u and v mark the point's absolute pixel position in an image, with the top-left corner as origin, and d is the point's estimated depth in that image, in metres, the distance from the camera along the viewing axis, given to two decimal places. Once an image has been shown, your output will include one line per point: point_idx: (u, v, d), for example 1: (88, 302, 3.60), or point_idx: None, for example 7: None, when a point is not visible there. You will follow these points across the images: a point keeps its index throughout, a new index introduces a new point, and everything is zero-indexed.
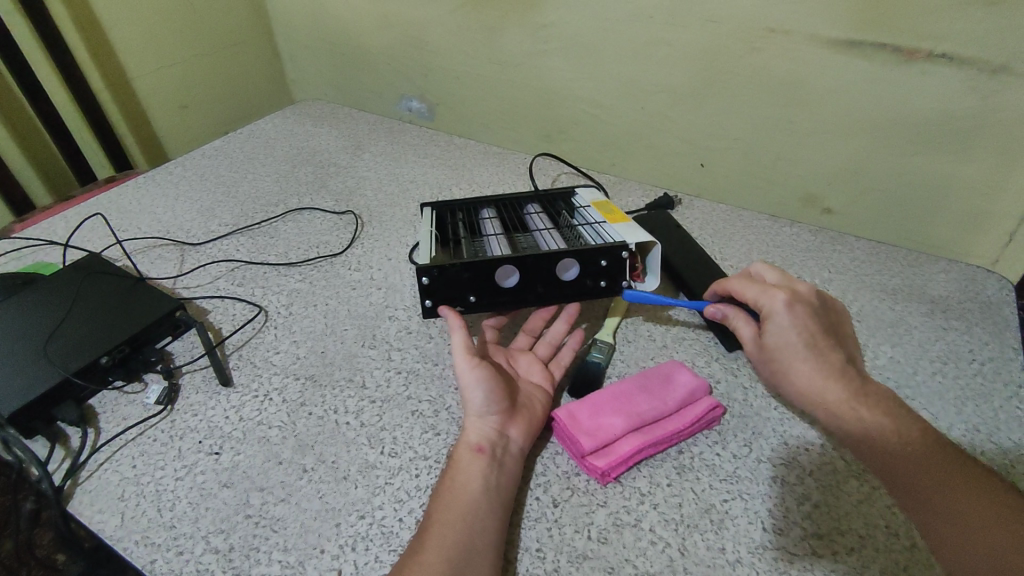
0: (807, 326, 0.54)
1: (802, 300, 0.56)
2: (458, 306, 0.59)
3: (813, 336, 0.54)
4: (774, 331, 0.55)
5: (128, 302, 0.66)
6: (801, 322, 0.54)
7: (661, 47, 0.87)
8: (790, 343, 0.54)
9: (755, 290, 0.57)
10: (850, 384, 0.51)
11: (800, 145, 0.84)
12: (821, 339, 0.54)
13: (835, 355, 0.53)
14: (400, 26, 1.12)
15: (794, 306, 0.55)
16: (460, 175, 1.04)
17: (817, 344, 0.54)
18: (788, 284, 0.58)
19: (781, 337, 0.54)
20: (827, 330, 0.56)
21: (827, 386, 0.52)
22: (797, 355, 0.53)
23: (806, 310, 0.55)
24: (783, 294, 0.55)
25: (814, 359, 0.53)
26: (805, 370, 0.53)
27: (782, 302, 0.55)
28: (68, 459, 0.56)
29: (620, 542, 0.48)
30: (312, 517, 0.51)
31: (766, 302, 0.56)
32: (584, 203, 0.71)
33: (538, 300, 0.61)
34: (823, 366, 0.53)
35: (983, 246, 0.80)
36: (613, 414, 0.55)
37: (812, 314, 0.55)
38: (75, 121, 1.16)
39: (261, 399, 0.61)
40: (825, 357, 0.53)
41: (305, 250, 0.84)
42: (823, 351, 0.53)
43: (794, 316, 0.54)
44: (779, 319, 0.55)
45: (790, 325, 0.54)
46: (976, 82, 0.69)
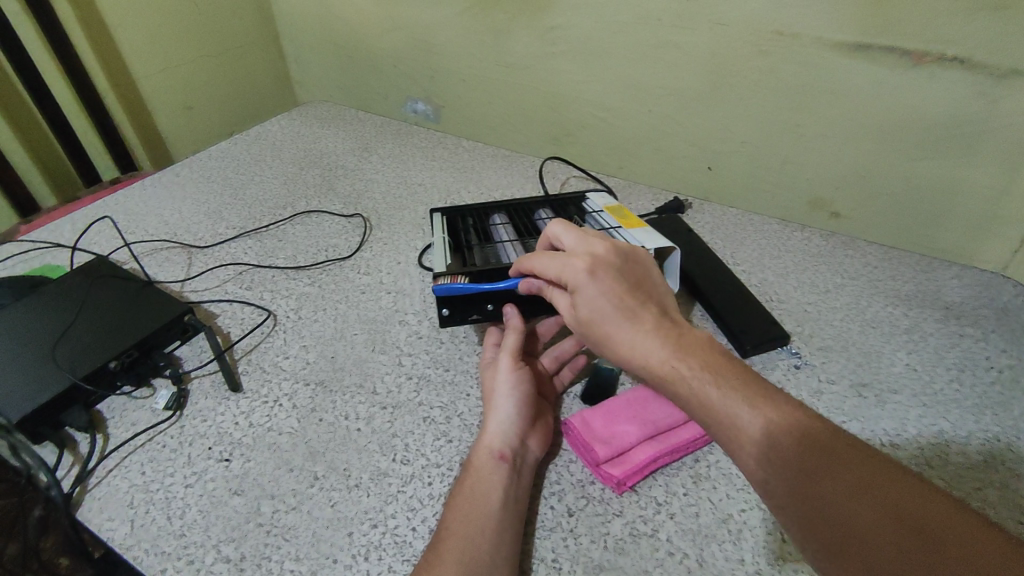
0: (613, 290, 0.47)
1: (605, 262, 0.49)
2: (476, 313, 0.59)
3: (624, 297, 0.46)
4: (584, 303, 0.47)
5: (137, 307, 0.65)
6: (607, 286, 0.47)
7: (670, 51, 0.86)
8: (602, 312, 0.46)
9: (554, 263, 0.51)
10: (670, 338, 0.44)
11: (811, 148, 0.83)
12: (633, 300, 0.46)
13: (650, 313, 0.46)
14: (407, 29, 1.12)
15: (595, 272, 0.48)
16: (467, 178, 1.04)
17: (629, 305, 0.46)
18: (589, 247, 0.51)
19: (592, 307, 0.47)
20: (641, 284, 0.49)
21: (649, 348, 0.43)
22: (610, 321, 0.46)
23: (611, 272, 0.48)
24: (581, 264, 0.48)
25: (628, 324, 0.45)
26: (625, 338, 0.45)
27: (581, 272, 0.48)
28: (77, 465, 0.56)
29: (638, 552, 0.48)
30: (324, 526, 0.50)
31: (566, 275, 0.49)
32: (596, 208, 0.71)
33: (555, 306, 0.60)
34: (640, 329, 0.45)
35: (997, 252, 0.79)
36: (628, 422, 0.55)
37: (615, 275, 0.48)
38: (81, 122, 1.16)
39: (271, 405, 0.61)
40: (637, 317, 0.45)
41: (313, 254, 0.83)
42: (638, 311, 0.46)
43: (599, 281, 0.47)
44: (584, 291, 0.47)
45: (597, 291, 0.47)
46: (988, 86, 0.68)
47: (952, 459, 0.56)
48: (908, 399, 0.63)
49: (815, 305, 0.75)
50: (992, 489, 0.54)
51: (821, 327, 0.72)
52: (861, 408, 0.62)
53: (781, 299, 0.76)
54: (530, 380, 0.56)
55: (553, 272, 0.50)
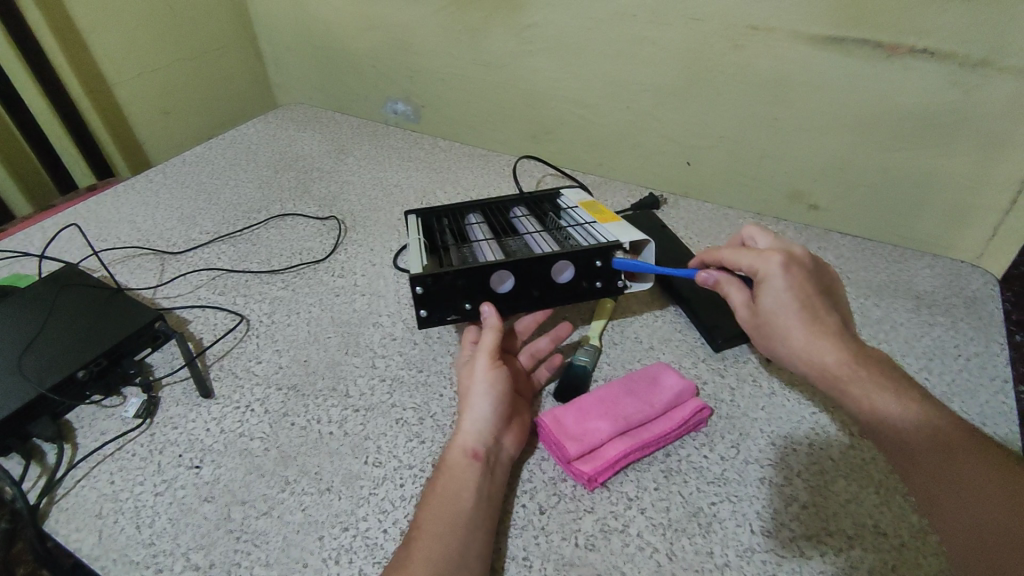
0: (800, 288, 0.51)
1: (800, 263, 0.53)
2: (454, 313, 0.59)
3: (811, 299, 0.51)
4: (770, 294, 0.52)
5: (107, 315, 0.65)
6: (798, 283, 0.51)
7: (646, 46, 0.86)
8: (785, 305, 0.51)
9: (748, 256, 0.55)
10: (847, 343, 0.49)
11: (784, 141, 0.84)
12: (819, 303, 0.51)
13: (833, 319, 0.50)
14: (384, 29, 1.11)
15: (790, 268, 0.52)
16: (444, 178, 1.04)
17: (814, 307, 0.51)
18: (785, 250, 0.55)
19: (777, 300, 0.51)
20: (827, 292, 0.53)
21: (825, 348, 0.49)
22: (791, 317, 0.51)
23: (804, 272, 0.52)
24: (779, 257, 0.53)
25: (808, 323, 0.50)
26: (800, 333, 0.50)
27: (778, 264, 0.52)
28: (44, 476, 0.55)
29: (608, 548, 0.48)
30: (294, 531, 0.50)
31: (760, 266, 0.54)
32: (570, 204, 0.71)
33: (535, 303, 0.60)
34: (820, 329, 0.50)
35: (967, 241, 0.80)
36: (600, 418, 0.54)
37: (809, 276, 0.52)
38: (55, 128, 1.14)
39: (243, 410, 0.60)
40: (819, 319, 0.50)
41: (287, 258, 0.83)
42: (822, 316, 0.50)
43: (790, 279, 0.52)
44: (773, 282, 0.52)
45: (785, 287, 0.51)
46: (956, 76, 0.69)
47: None
48: None
49: None
50: None
51: None
52: None
53: None
54: (507, 378, 0.55)
55: (748, 262, 0.55)
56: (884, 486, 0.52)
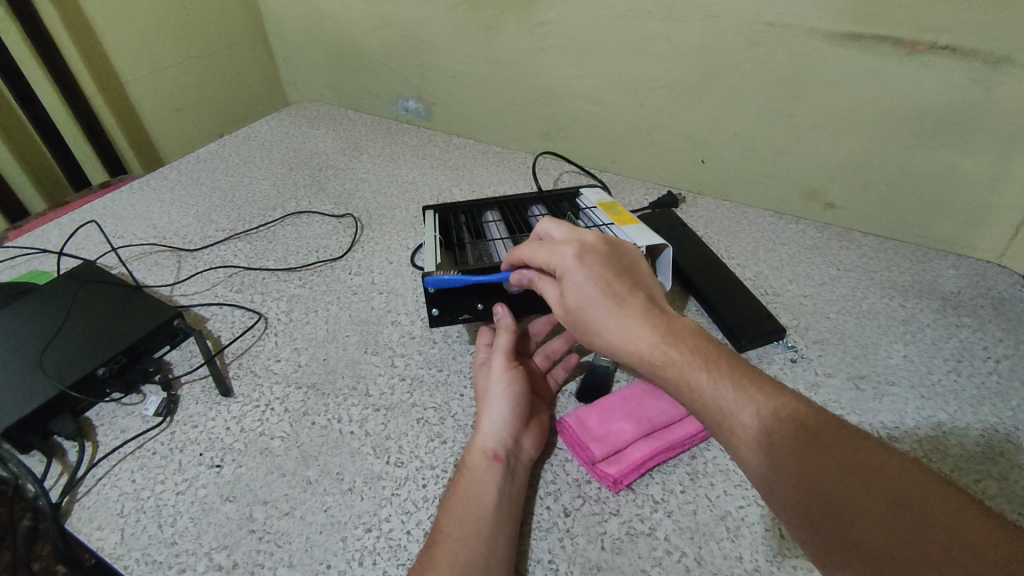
0: (601, 275, 0.46)
1: (593, 250, 0.48)
2: (467, 313, 0.58)
3: (613, 283, 0.46)
4: (573, 289, 0.46)
5: (125, 312, 0.64)
6: (595, 271, 0.46)
7: (662, 43, 0.85)
8: (589, 299, 0.46)
9: (544, 252, 0.49)
10: (657, 323, 0.44)
11: (804, 140, 0.83)
12: (621, 286, 0.46)
13: (639, 300, 0.45)
14: (397, 26, 1.11)
15: (584, 258, 0.47)
16: (459, 176, 1.03)
17: (618, 291, 0.45)
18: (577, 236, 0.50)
19: (581, 294, 0.46)
20: (628, 272, 0.48)
21: (638, 334, 0.43)
22: (596, 307, 0.45)
23: (599, 258, 0.48)
24: (570, 250, 0.48)
25: (614, 311, 0.45)
26: (611, 324, 0.45)
27: (571, 258, 0.47)
28: (66, 474, 0.55)
29: (635, 552, 0.47)
30: (317, 531, 0.49)
31: (556, 261, 0.48)
32: (589, 203, 0.70)
33: (548, 306, 0.60)
34: (625, 315, 0.44)
35: (993, 241, 0.79)
36: (623, 420, 0.54)
37: (603, 263, 0.47)
38: (69, 126, 1.14)
39: (263, 409, 0.60)
40: (623, 304, 0.45)
41: (304, 256, 0.82)
42: (625, 297, 0.45)
43: (588, 267, 0.47)
44: (571, 276, 0.47)
45: (584, 278, 0.46)
46: (980, 74, 0.68)
47: (950, 451, 0.56)
48: (905, 391, 0.62)
49: (810, 297, 0.75)
50: (992, 481, 0.53)
51: (816, 320, 0.71)
52: (859, 401, 0.61)
53: (776, 293, 0.76)
54: (523, 379, 0.55)
55: (543, 258, 0.49)
56: None
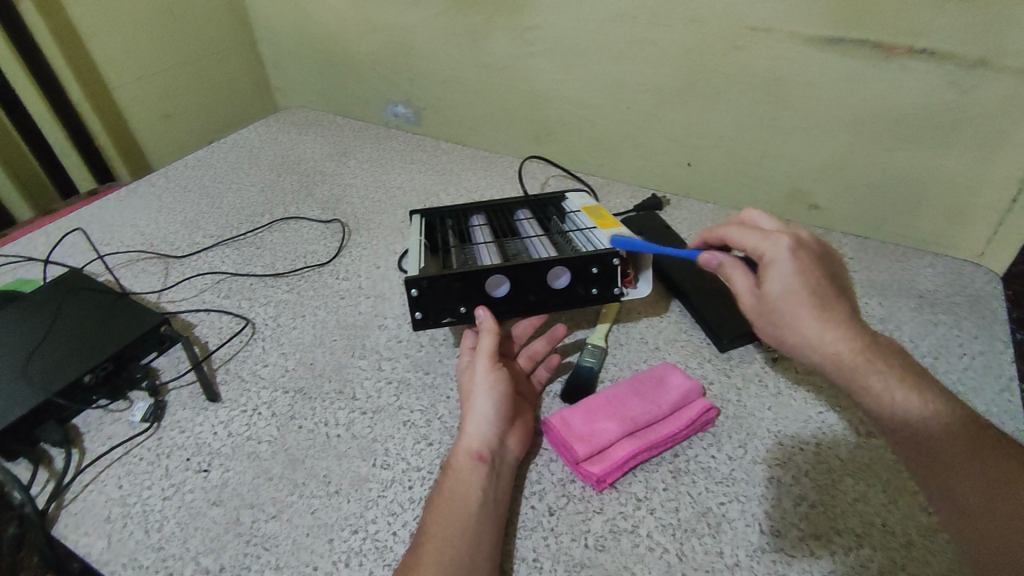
0: (811, 274, 0.47)
1: (810, 248, 0.49)
2: (449, 316, 0.59)
3: (818, 284, 0.46)
4: (778, 280, 0.47)
5: (112, 319, 0.65)
6: (805, 269, 0.47)
7: (646, 48, 0.87)
8: (794, 292, 0.46)
9: (755, 239, 0.50)
10: (858, 332, 0.45)
11: (786, 142, 0.84)
12: (830, 291, 0.46)
13: (844, 306, 0.46)
14: (385, 32, 1.12)
15: (798, 253, 0.48)
16: (447, 181, 1.04)
17: (826, 293, 0.46)
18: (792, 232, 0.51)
19: (785, 287, 0.47)
20: (836, 276, 0.48)
21: (838, 338, 0.45)
22: (801, 304, 0.46)
23: (812, 258, 0.48)
24: (784, 240, 0.48)
25: (820, 312, 0.46)
26: (812, 324, 0.45)
27: (786, 249, 0.48)
28: (52, 481, 0.55)
29: (617, 549, 0.48)
30: (303, 534, 0.50)
31: (766, 249, 0.49)
32: (574, 207, 0.71)
33: (530, 309, 0.60)
34: (832, 318, 0.45)
35: (971, 241, 0.80)
36: (607, 419, 0.55)
37: (814, 261, 0.48)
38: (57, 133, 1.14)
39: (250, 414, 0.60)
40: (826, 307, 0.46)
41: (292, 261, 0.83)
42: (832, 302, 0.46)
43: (798, 264, 0.47)
44: (780, 268, 0.47)
45: (791, 275, 0.47)
46: (957, 77, 0.69)
47: None
48: None
49: None
50: None
51: None
52: None
53: None
54: (509, 380, 0.56)
55: (752, 244, 0.50)
56: (892, 485, 0.52)
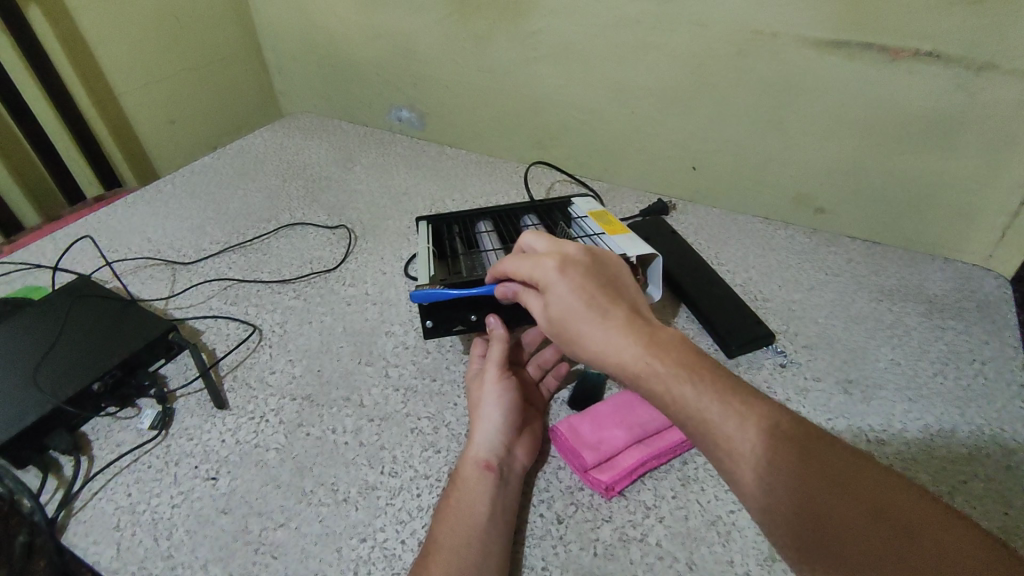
0: (583, 288, 0.46)
1: (575, 261, 0.49)
2: (460, 324, 0.59)
3: (596, 294, 0.46)
4: (556, 300, 0.47)
5: (119, 326, 0.65)
6: (578, 283, 0.47)
7: (651, 52, 0.87)
8: (571, 311, 0.46)
9: (524, 266, 0.50)
10: (642, 335, 0.43)
11: (792, 146, 0.84)
12: (605, 298, 0.46)
13: (622, 310, 0.46)
14: (389, 37, 1.12)
15: (566, 271, 0.48)
16: (452, 186, 1.04)
17: (599, 304, 0.46)
18: (559, 249, 0.51)
19: (561, 305, 0.46)
20: (610, 283, 0.48)
21: (620, 346, 0.43)
22: (580, 319, 0.45)
23: (580, 270, 0.48)
24: (552, 262, 0.48)
25: (597, 322, 0.45)
26: (595, 336, 0.44)
27: (553, 271, 0.48)
28: (62, 489, 0.55)
29: (627, 558, 0.48)
30: (312, 542, 0.50)
31: (539, 275, 0.49)
32: (581, 212, 0.71)
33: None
34: (608, 328, 0.44)
35: (979, 245, 0.80)
36: (615, 426, 0.54)
37: (586, 274, 0.48)
38: (64, 140, 1.15)
39: (258, 421, 0.61)
40: (606, 315, 0.45)
41: (298, 267, 0.83)
42: (609, 309, 0.45)
43: (571, 281, 0.47)
44: (555, 288, 0.47)
45: (570, 291, 0.46)
46: (963, 80, 0.69)
47: (939, 452, 0.57)
48: (893, 394, 0.63)
49: (798, 302, 0.76)
50: (978, 482, 0.54)
51: (805, 325, 0.72)
52: (847, 405, 0.62)
53: (766, 298, 0.77)
54: (516, 388, 0.56)
55: (524, 270, 0.50)
56: None
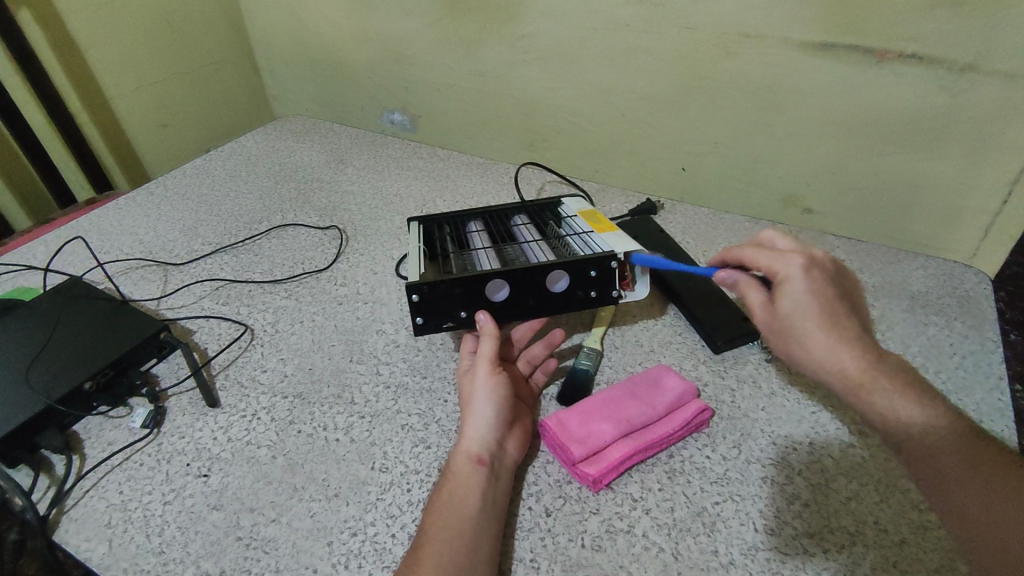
0: (823, 292, 0.46)
1: (821, 267, 0.48)
2: (450, 321, 0.59)
3: (833, 302, 0.45)
4: (790, 296, 0.46)
5: (111, 326, 0.65)
6: (820, 288, 0.46)
7: (639, 54, 0.88)
8: (806, 309, 0.45)
9: (769, 257, 0.50)
10: (871, 350, 0.44)
11: (777, 147, 0.86)
12: (842, 308, 0.45)
13: (856, 325, 0.45)
14: (381, 41, 1.13)
15: (810, 272, 0.47)
16: (443, 187, 1.05)
17: (837, 311, 0.45)
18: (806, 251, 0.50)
19: (797, 301, 0.46)
20: (847, 298, 0.48)
21: (847, 354, 0.43)
22: (816, 321, 0.45)
23: (825, 276, 0.47)
24: (800, 259, 0.47)
25: (830, 329, 0.44)
26: (821, 337, 0.44)
27: (799, 267, 0.47)
28: (53, 487, 0.55)
29: (614, 549, 0.48)
30: (303, 537, 0.50)
31: (780, 268, 0.48)
32: (570, 212, 0.72)
33: (530, 312, 0.60)
34: (841, 333, 0.44)
35: (961, 243, 0.82)
36: (604, 421, 0.55)
37: (827, 281, 0.47)
38: (55, 143, 1.15)
39: (249, 419, 0.61)
40: (840, 323, 0.45)
41: (290, 267, 0.83)
42: (844, 319, 0.45)
43: (812, 283, 0.46)
44: (793, 284, 0.46)
45: (810, 294, 0.46)
46: (944, 81, 0.70)
47: None
48: None
49: None
50: None
51: None
52: None
53: None
54: (507, 384, 0.56)
55: (767, 262, 0.49)
56: (884, 483, 0.53)
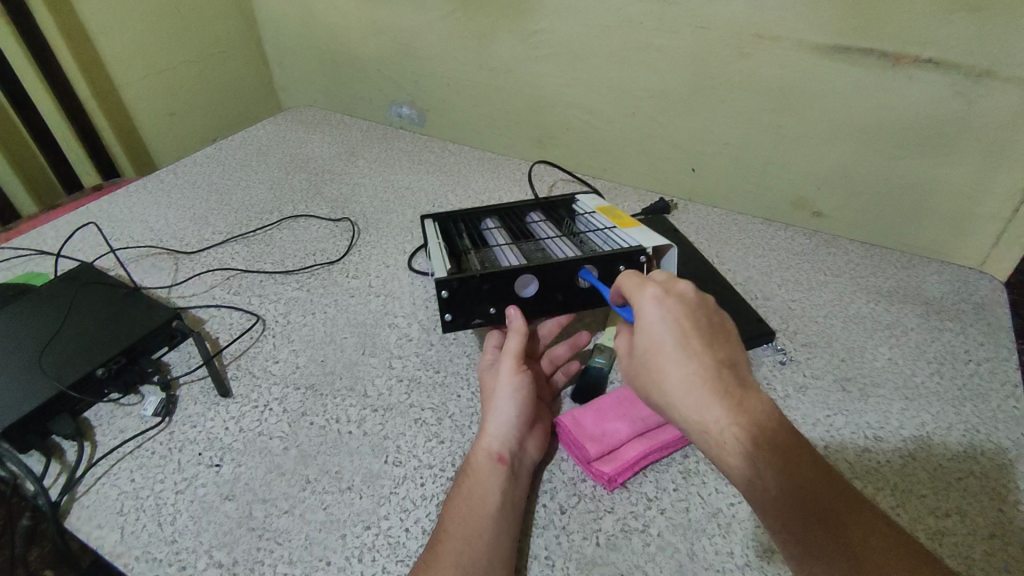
0: (680, 324, 0.43)
1: (682, 295, 0.45)
2: (479, 317, 0.58)
3: (691, 337, 0.43)
4: (645, 331, 0.44)
5: (123, 313, 0.65)
6: (674, 317, 0.44)
7: (652, 53, 0.87)
8: (657, 345, 0.43)
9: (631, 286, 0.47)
10: (729, 397, 0.41)
11: (791, 150, 0.85)
12: (701, 342, 0.43)
13: (718, 362, 0.42)
14: (391, 34, 1.12)
15: (665, 302, 0.44)
16: (454, 182, 1.04)
17: (693, 346, 0.42)
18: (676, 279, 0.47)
19: (649, 338, 0.44)
20: (715, 328, 0.44)
21: (705, 407, 0.41)
22: (663, 352, 0.43)
23: (684, 304, 0.44)
24: (653, 287, 0.45)
25: (686, 370, 0.42)
26: (676, 378, 0.42)
27: (653, 298, 0.45)
28: (65, 474, 0.55)
29: (629, 548, 0.48)
30: (316, 529, 0.50)
31: (638, 299, 0.46)
32: (586, 210, 0.72)
33: (557, 308, 0.60)
34: (697, 376, 0.41)
35: (976, 249, 0.81)
36: (618, 419, 0.55)
37: (689, 311, 0.44)
38: (63, 129, 1.14)
39: (261, 410, 0.61)
40: (700, 365, 0.42)
41: (301, 258, 0.83)
42: (700, 355, 0.42)
43: (665, 314, 0.44)
44: (646, 318, 0.44)
45: (660, 325, 0.43)
46: (959, 87, 0.70)
47: (934, 450, 0.58)
48: (891, 393, 0.64)
49: (798, 302, 0.77)
50: (975, 480, 0.55)
51: (804, 324, 0.73)
52: (846, 402, 0.63)
53: (766, 298, 0.78)
54: (531, 383, 0.56)
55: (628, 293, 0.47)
56: (898, 488, 0.54)
